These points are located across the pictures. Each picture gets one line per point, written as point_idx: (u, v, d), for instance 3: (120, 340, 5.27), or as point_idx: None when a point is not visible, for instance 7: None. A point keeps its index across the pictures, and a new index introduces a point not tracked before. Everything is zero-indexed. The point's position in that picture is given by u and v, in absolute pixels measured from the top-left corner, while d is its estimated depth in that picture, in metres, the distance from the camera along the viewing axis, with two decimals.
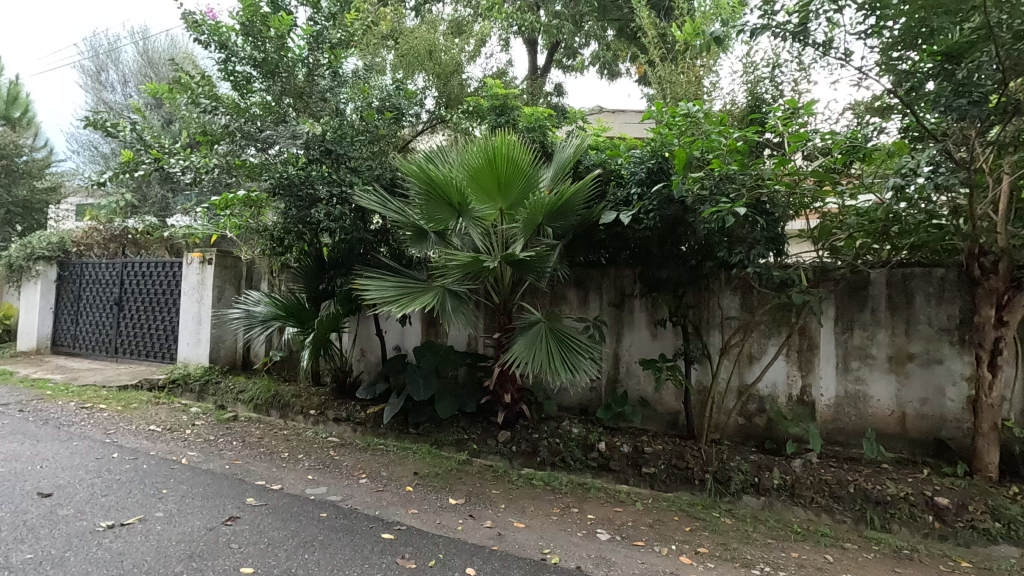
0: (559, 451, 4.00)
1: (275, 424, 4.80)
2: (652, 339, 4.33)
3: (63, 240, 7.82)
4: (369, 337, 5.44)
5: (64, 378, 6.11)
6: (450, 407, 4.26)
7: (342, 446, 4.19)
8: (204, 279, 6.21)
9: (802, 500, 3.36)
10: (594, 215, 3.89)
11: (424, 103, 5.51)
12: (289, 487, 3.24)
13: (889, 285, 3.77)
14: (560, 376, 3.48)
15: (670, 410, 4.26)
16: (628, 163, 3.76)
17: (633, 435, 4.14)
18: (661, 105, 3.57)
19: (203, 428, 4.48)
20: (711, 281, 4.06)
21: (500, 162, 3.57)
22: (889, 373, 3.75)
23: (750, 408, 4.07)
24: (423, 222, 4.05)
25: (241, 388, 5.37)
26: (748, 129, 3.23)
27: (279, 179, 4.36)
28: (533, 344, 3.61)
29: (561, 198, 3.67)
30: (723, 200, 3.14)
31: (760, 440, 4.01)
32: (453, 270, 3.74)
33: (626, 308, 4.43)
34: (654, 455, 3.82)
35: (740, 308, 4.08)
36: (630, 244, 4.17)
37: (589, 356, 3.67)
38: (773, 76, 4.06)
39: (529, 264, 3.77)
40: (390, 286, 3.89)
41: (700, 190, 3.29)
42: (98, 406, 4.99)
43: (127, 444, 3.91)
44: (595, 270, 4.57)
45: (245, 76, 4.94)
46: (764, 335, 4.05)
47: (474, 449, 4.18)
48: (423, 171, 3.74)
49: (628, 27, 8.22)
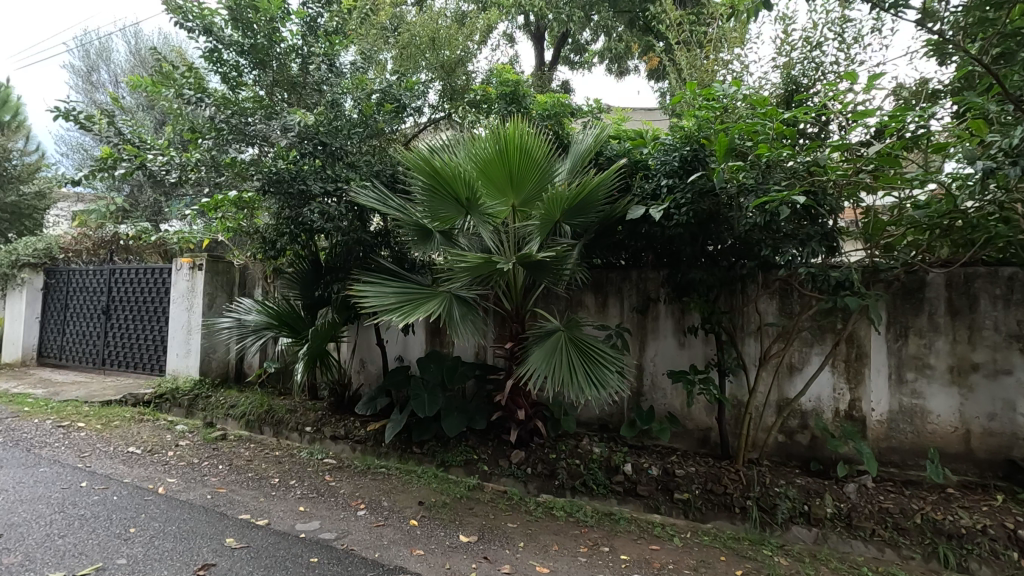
0: (579, 474, 3.60)
1: (268, 443, 4.42)
2: (679, 348, 3.92)
3: (50, 247, 7.47)
4: (369, 346, 5.05)
5: (46, 393, 5.74)
6: (458, 424, 3.87)
7: (339, 469, 3.80)
8: (194, 286, 5.84)
9: (861, 533, 2.96)
10: (616, 212, 3.46)
11: (426, 95, 5.02)
12: (276, 523, 2.84)
13: (948, 286, 3.37)
14: (583, 392, 3.08)
15: (700, 427, 3.85)
16: (656, 151, 3.34)
17: (660, 455, 3.74)
18: (692, 87, 3.09)
19: (188, 449, 4.08)
20: (746, 282, 3.65)
21: (513, 149, 3.20)
22: (951, 386, 3.34)
23: (791, 424, 3.66)
24: (427, 220, 3.66)
25: (233, 402, 4.98)
26: (798, 110, 2.84)
27: (267, 175, 4.02)
28: (552, 356, 3.21)
29: (583, 190, 3.25)
30: (774, 188, 2.73)
31: (803, 459, 3.61)
32: (461, 273, 3.37)
33: (650, 315, 4.02)
34: (687, 479, 3.42)
35: (778, 313, 3.67)
36: (655, 244, 3.78)
37: (615, 368, 3.26)
38: (808, 59, 3.67)
39: (547, 266, 3.37)
40: (390, 291, 3.50)
41: (749, 179, 2.89)
42: (76, 424, 4.60)
43: (101, 470, 3.52)
44: (615, 272, 4.18)
45: (233, 66, 4.59)
46: (807, 343, 3.64)
47: (485, 471, 3.78)
48: (425, 162, 3.36)
49: (640, 19, 7.69)
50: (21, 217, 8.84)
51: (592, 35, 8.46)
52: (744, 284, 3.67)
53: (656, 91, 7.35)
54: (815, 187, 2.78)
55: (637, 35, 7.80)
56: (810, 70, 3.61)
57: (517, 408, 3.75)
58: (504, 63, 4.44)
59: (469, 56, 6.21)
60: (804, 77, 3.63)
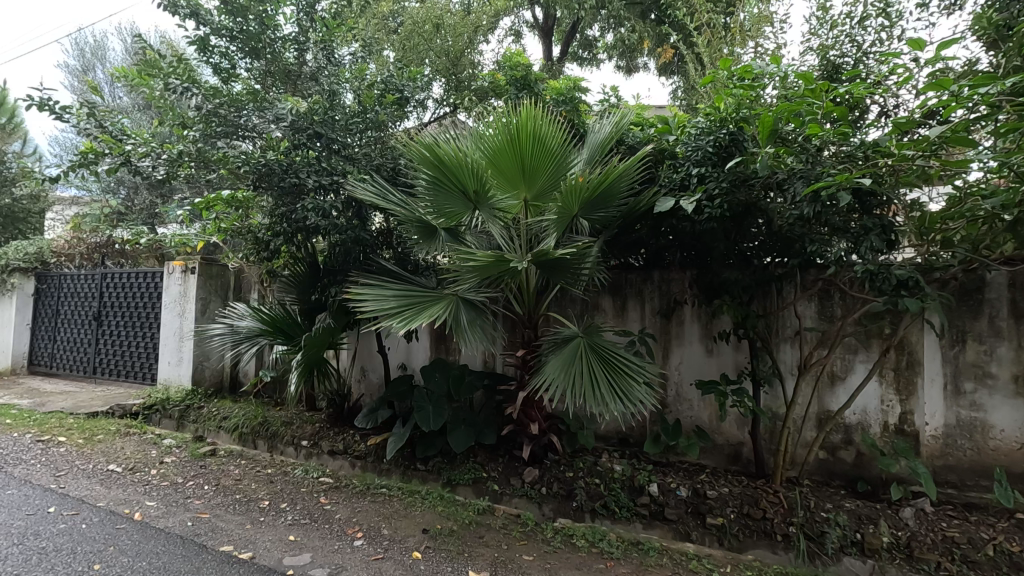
0: (600, 495, 3.27)
1: (261, 459, 4.10)
2: (707, 356, 3.58)
3: (41, 251, 7.19)
4: (371, 354, 4.74)
5: (31, 404, 5.45)
6: (465, 439, 3.55)
7: (337, 488, 3.48)
8: (187, 291, 5.55)
9: (924, 566, 2.62)
10: (640, 206, 3.09)
11: (430, 87, 4.68)
12: (262, 556, 2.52)
13: (1011, 286, 3.01)
14: (607, 406, 2.74)
15: (731, 442, 3.51)
16: (685, 137, 3.00)
17: (688, 474, 3.40)
18: (725, 64, 2.71)
19: (173, 467, 3.77)
20: (783, 282, 3.30)
21: (527, 136, 2.88)
22: (1015, 398, 2.98)
23: (834, 440, 3.30)
24: (432, 216, 3.33)
25: (225, 414, 4.67)
26: (852, 85, 2.48)
27: (256, 167, 3.77)
28: (569, 366, 2.88)
29: (605, 180, 2.92)
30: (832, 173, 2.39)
31: (848, 479, 3.26)
32: (469, 275, 3.05)
33: (675, 319, 3.69)
34: (721, 501, 3.08)
35: (818, 316, 3.32)
36: (681, 241, 3.45)
37: (642, 379, 2.92)
38: (853, 33, 3.30)
39: (564, 264, 3.02)
40: (391, 295, 3.18)
41: (799, 164, 2.55)
42: (57, 439, 4.29)
43: (74, 492, 3.21)
44: (635, 273, 3.85)
45: (224, 54, 4.28)
46: (851, 350, 3.29)
47: (496, 492, 3.45)
48: (429, 150, 3.03)
49: (653, 12, 7.37)
50: (15, 220, 8.58)
51: (603, 27, 8.06)
52: (780, 285, 3.32)
53: (670, 87, 7.00)
54: (878, 171, 2.42)
55: (650, 26, 7.39)
56: (853, 51, 3.27)
57: (530, 421, 3.42)
58: (514, 48, 4.14)
59: (473, 48, 5.87)
60: (845, 57, 3.29)
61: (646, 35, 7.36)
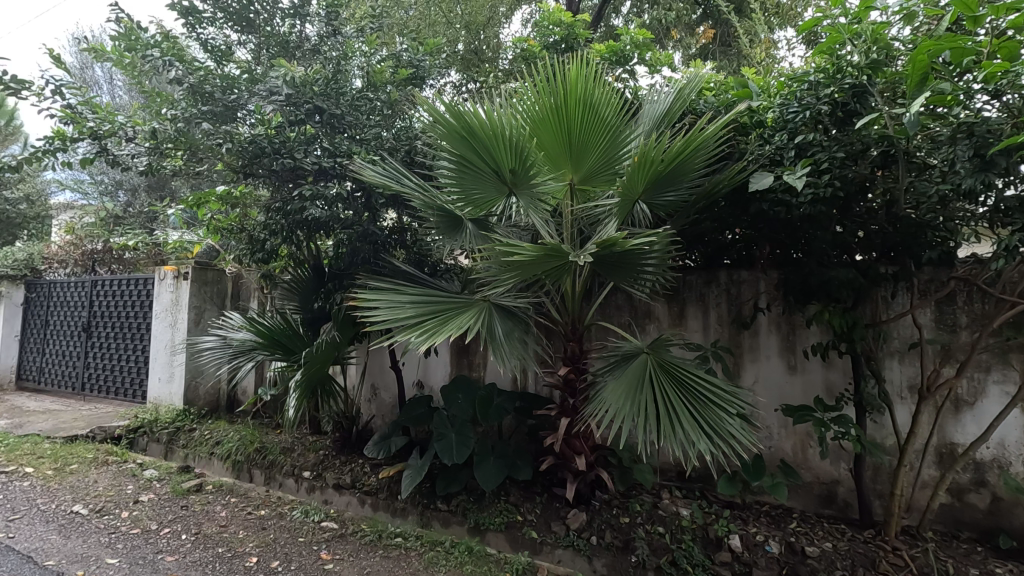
0: (665, 548, 2.62)
1: (256, 494, 3.51)
2: (790, 374, 2.92)
3: (31, 256, 6.73)
4: (383, 369, 4.14)
5: (8, 425, 4.90)
6: (496, 476, 2.92)
7: (342, 536, 2.87)
8: (178, 299, 5.00)
9: None
10: (721, 186, 2.44)
11: (448, 72, 4.15)
12: None
13: None
14: (692, 443, 2.10)
15: (824, 480, 2.85)
16: (777, 98, 2.40)
17: (774, 522, 2.74)
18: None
19: (149, 507, 3.17)
20: (893, 284, 2.64)
21: (578, 97, 2.29)
22: None
23: (961, 480, 2.62)
24: (456, 203, 2.69)
25: (218, 438, 4.08)
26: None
27: (244, 148, 3.21)
28: (636, 391, 2.25)
29: (680, 152, 2.29)
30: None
31: (981, 531, 2.57)
32: (506, 276, 2.44)
33: (748, 328, 3.04)
34: (826, 563, 2.41)
35: (939, 326, 2.64)
36: (761, 232, 2.81)
37: (730, 405, 2.28)
38: None
39: (628, 260, 2.39)
40: (408, 303, 2.56)
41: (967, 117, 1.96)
42: (23, 470, 3.72)
43: (20, 547, 2.61)
44: (695, 275, 3.21)
45: (212, 25, 3.74)
46: (981, 368, 2.60)
47: (535, 542, 2.80)
48: (454, 114, 2.40)
49: None
50: (11, 227, 8.04)
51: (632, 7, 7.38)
52: (890, 287, 2.65)
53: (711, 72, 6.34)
54: None
55: (686, 6, 6.72)
56: None
57: (576, 455, 2.78)
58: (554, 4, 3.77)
59: (495, 27, 5.27)
60: None
61: (683, 14, 6.66)
